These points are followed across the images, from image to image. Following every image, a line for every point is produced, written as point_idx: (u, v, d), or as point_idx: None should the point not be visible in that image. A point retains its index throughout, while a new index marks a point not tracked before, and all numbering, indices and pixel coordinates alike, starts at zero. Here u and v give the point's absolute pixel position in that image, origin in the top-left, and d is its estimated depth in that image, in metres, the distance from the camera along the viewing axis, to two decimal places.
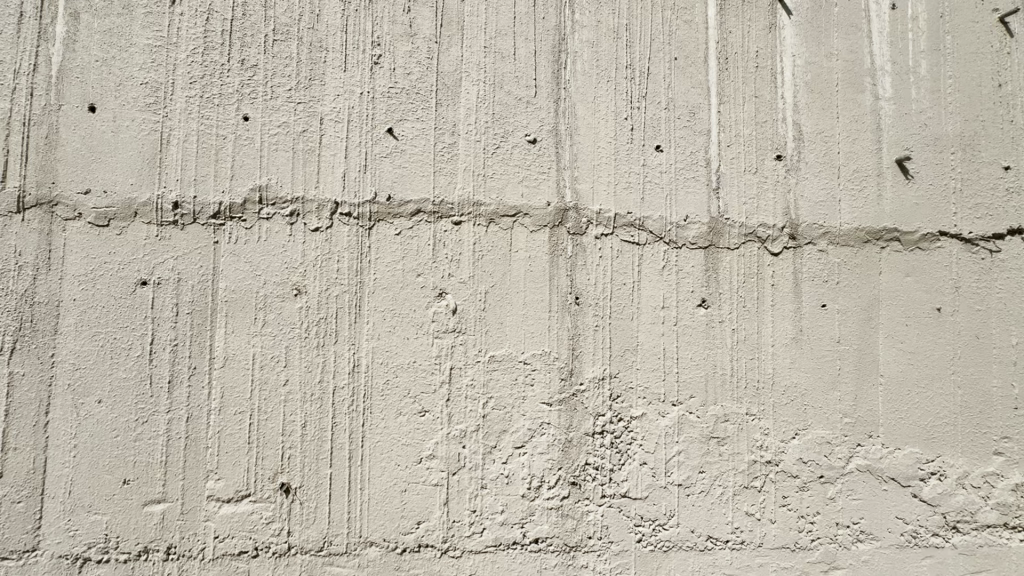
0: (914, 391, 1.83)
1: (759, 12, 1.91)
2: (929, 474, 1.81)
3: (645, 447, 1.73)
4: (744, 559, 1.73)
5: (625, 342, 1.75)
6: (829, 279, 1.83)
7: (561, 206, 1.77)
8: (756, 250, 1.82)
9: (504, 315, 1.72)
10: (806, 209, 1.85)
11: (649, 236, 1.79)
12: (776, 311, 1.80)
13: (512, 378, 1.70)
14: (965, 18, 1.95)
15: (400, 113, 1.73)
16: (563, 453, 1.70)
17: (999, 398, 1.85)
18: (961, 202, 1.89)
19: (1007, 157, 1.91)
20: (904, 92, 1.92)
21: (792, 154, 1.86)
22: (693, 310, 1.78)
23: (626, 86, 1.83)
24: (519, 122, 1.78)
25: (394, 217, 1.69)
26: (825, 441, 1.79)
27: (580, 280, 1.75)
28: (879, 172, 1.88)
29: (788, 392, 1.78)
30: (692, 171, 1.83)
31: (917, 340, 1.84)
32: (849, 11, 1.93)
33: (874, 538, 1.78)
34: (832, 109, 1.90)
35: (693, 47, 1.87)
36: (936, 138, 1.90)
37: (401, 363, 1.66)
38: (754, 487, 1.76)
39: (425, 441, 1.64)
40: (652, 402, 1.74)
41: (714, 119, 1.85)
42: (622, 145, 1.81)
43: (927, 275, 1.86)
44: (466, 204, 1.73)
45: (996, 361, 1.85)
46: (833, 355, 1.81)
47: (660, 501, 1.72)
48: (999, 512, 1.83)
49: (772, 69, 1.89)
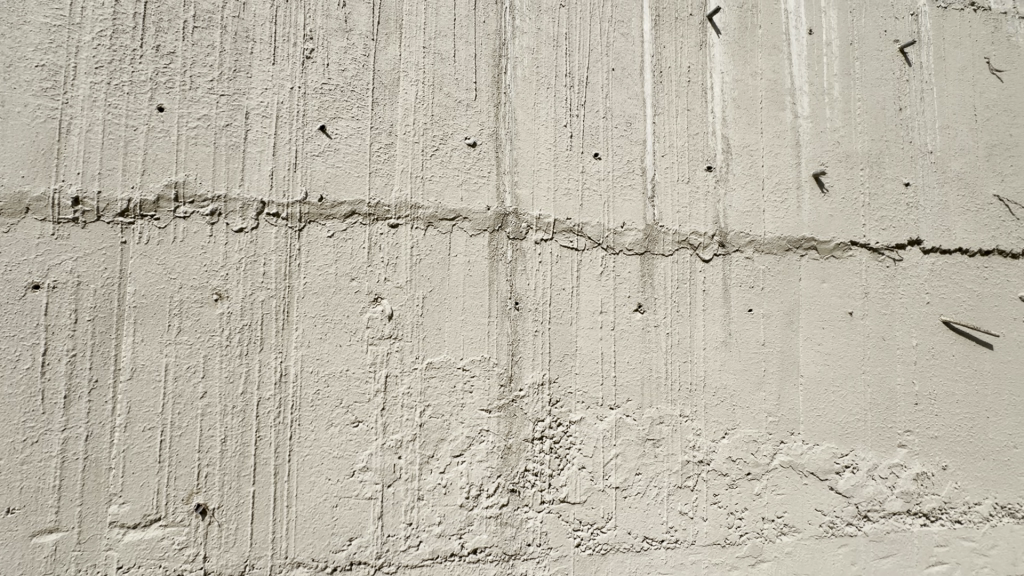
0: (832, 390, 1.93)
1: (691, 29, 1.96)
2: (843, 468, 1.91)
3: (583, 452, 1.74)
4: (677, 558, 1.77)
5: (565, 346, 1.75)
6: (755, 285, 1.91)
7: (500, 211, 1.76)
8: (689, 256, 1.87)
9: (443, 321, 1.69)
10: (734, 218, 1.92)
11: (588, 242, 1.80)
12: (708, 315, 1.85)
13: (450, 385, 1.67)
14: (871, 47, 2.11)
15: (334, 111, 1.67)
16: (502, 460, 1.69)
17: (902, 394, 1.98)
18: (869, 215, 2.03)
19: (907, 175, 2.08)
20: (820, 111, 2.03)
21: (721, 166, 1.93)
22: (630, 314, 1.80)
23: (566, 93, 1.84)
24: (458, 125, 1.76)
25: (327, 219, 1.63)
26: (752, 439, 1.85)
27: (520, 285, 1.74)
28: (798, 185, 1.98)
29: (718, 393, 1.84)
30: (629, 179, 1.86)
31: (832, 342, 1.94)
32: (772, 32, 2.03)
33: (797, 531, 1.86)
34: (757, 125, 1.98)
35: (630, 58, 1.90)
36: (847, 155, 2.03)
37: (333, 372, 1.60)
38: (687, 486, 1.80)
39: (358, 453, 1.59)
40: (591, 407, 1.75)
41: (649, 129, 1.90)
42: (560, 150, 1.81)
43: (842, 282, 1.97)
44: (404, 207, 1.68)
45: (900, 361, 1.99)
46: (760, 357, 1.88)
47: (599, 505, 1.73)
48: (905, 501, 1.95)
49: (703, 84, 1.95)
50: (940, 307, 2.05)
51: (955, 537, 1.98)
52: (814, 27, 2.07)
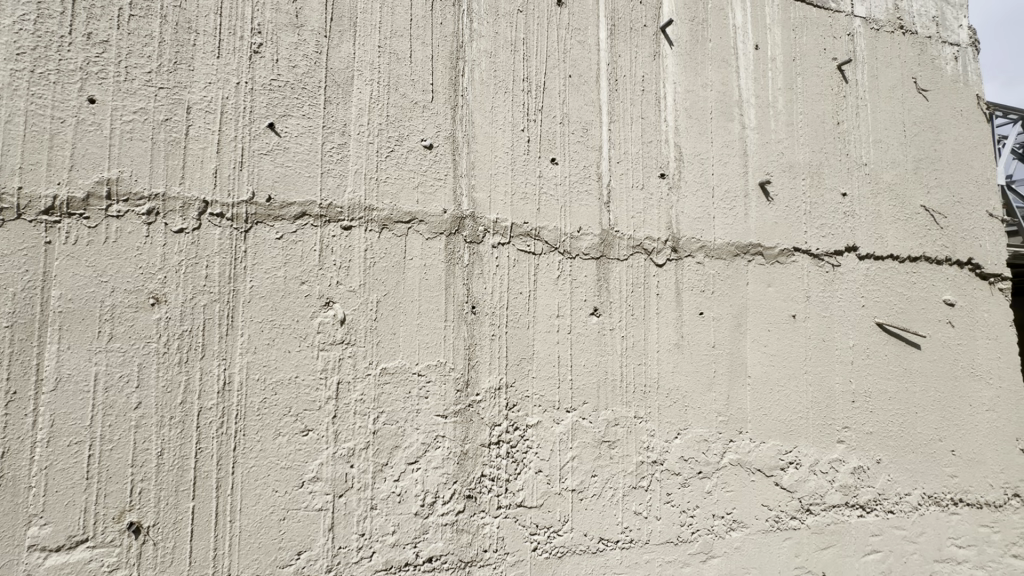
0: (777, 389, 2.01)
1: (645, 40, 2.02)
2: (787, 464, 2.00)
3: (540, 455, 1.74)
4: (632, 558, 1.80)
5: (522, 350, 1.75)
6: (706, 289, 1.97)
7: (457, 214, 1.74)
8: (643, 261, 1.91)
9: (398, 325, 1.65)
10: (686, 224, 1.98)
11: (545, 246, 1.81)
12: (661, 318, 1.90)
13: (405, 391, 1.64)
14: (812, 64, 2.23)
15: (284, 108, 1.61)
16: (458, 466, 1.67)
17: (840, 393, 2.09)
18: (810, 223, 2.14)
19: (844, 185, 2.20)
20: (765, 123, 2.13)
21: (673, 173, 1.99)
22: (586, 318, 1.82)
23: (523, 98, 1.85)
24: (414, 126, 1.73)
25: (275, 220, 1.57)
26: (703, 439, 1.91)
27: (476, 289, 1.73)
28: (745, 193, 2.06)
29: (671, 395, 1.88)
30: (585, 185, 1.88)
31: (777, 343, 2.03)
32: (721, 46, 2.11)
33: (745, 527, 1.93)
34: (708, 134, 2.05)
35: (587, 66, 1.93)
36: (790, 166, 2.14)
37: (281, 380, 1.54)
38: (641, 487, 1.83)
39: (307, 463, 1.54)
40: (548, 410, 1.76)
41: (605, 136, 1.93)
42: (518, 155, 1.82)
43: (786, 286, 2.07)
44: (358, 208, 1.64)
45: (839, 361, 2.10)
46: (710, 359, 1.94)
47: (555, 508, 1.74)
48: (843, 494, 2.06)
49: (656, 94, 2.00)
50: (874, 310, 2.18)
51: (888, 526, 2.11)
52: (760, 43, 2.17)
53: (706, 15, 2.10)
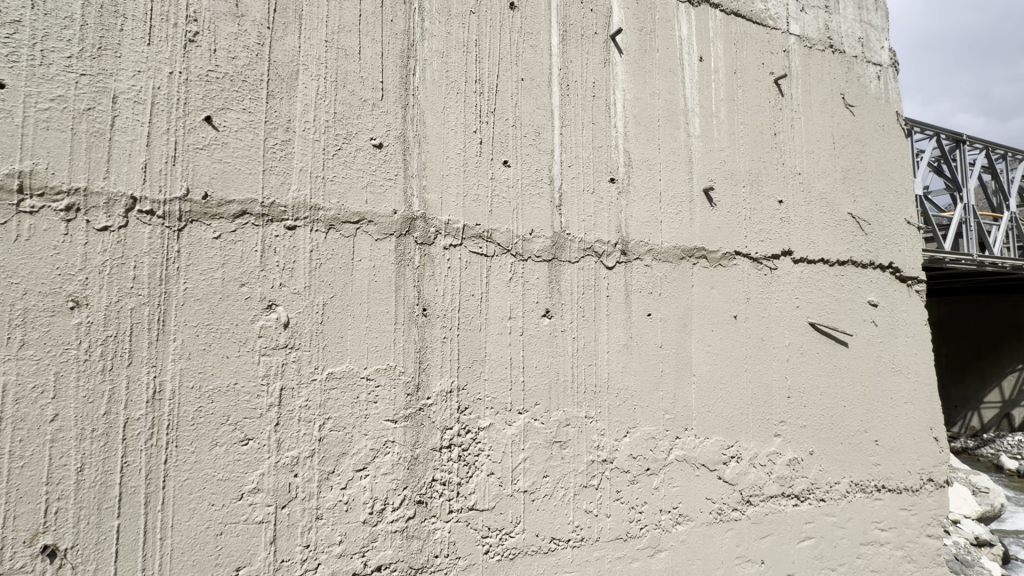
0: (720, 387, 2.10)
1: (595, 47, 2.06)
2: (729, 458, 2.09)
3: (492, 457, 1.74)
4: (583, 555, 1.83)
5: (474, 353, 1.74)
6: (654, 291, 2.03)
7: (408, 215, 1.71)
8: (594, 263, 1.94)
9: (345, 329, 1.61)
10: (635, 228, 2.03)
11: (497, 248, 1.81)
12: (610, 319, 1.94)
13: (352, 396, 1.59)
14: (752, 77, 2.34)
15: (222, 101, 1.53)
16: (409, 471, 1.64)
17: (777, 389, 2.20)
18: (750, 228, 2.25)
19: (780, 193, 2.33)
20: (709, 132, 2.22)
21: (622, 178, 2.04)
22: (538, 319, 1.83)
23: (476, 100, 1.84)
24: (363, 124, 1.69)
25: (212, 218, 1.49)
26: (651, 437, 1.96)
27: (428, 291, 1.71)
28: (690, 199, 2.15)
29: (620, 394, 1.93)
30: (537, 188, 1.90)
31: (720, 343, 2.12)
32: (668, 56, 2.18)
33: (690, 520, 2.00)
34: (655, 141, 2.11)
35: (539, 70, 1.95)
36: (732, 173, 2.24)
37: (218, 387, 1.46)
38: (592, 485, 1.86)
39: (247, 474, 1.47)
40: (499, 412, 1.76)
41: (557, 140, 1.96)
42: (470, 156, 1.81)
43: (728, 288, 2.17)
44: (303, 208, 1.59)
45: (776, 359, 2.21)
46: (657, 358, 2.00)
47: (507, 510, 1.74)
48: (780, 485, 2.17)
49: (606, 100, 2.05)
50: (807, 310, 2.32)
51: (819, 513, 2.24)
52: (704, 55, 2.26)
53: (654, 26, 2.17)
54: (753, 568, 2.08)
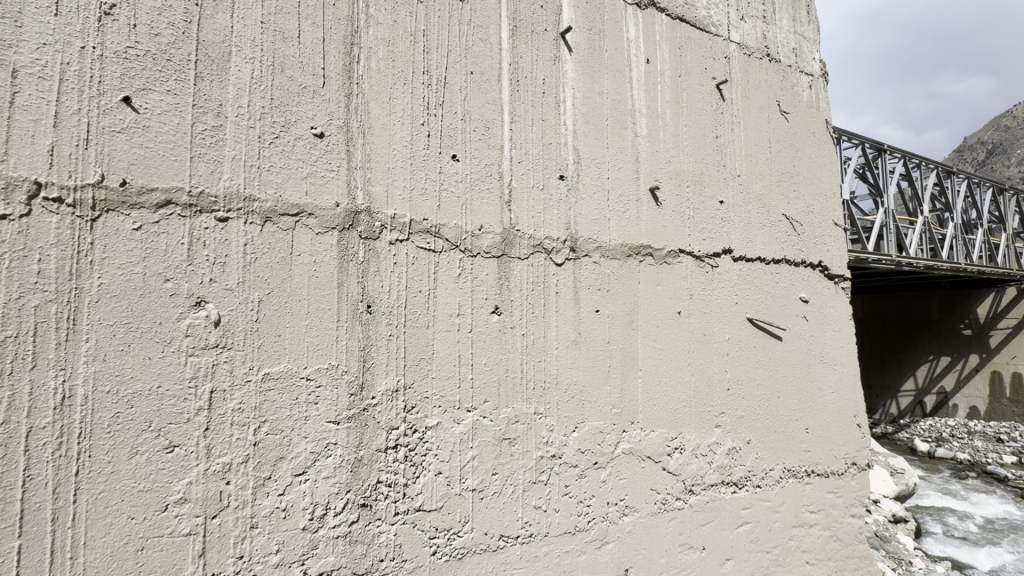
0: (664, 381, 2.16)
1: (545, 43, 2.06)
2: (673, 450, 2.16)
3: (440, 457, 1.71)
4: (532, 551, 1.83)
5: (421, 350, 1.70)
6: (602, 287, 2.06)
7: (351, 208, 1.65)
8: (543, 260, 1.95)
9: (283, 327, 1.53)
10: (583, 226, 2.05)
11: (445, 243, 1.78)
12: (559, 316, 1.95)
13: (291, 398, 1.52)
14: (695, 81, 2.42)
15: (143, 81, 1.41)
16: (352, 474, 1.58)
17: (718, 382, 2.30)
18: (693, 227, 2.33)
19: (721, 194, 2.43)
20: (655, 133, 2.28)
21: (572, 175, 2.05)
22: (487, 316, 1.82)
23: (423, 91, 1.80)
24: (302, 112, 1.61)
25: (132, 208, 1.38)
26: (598, 431, 1.99)
27: (372, 287, 1.65)
28: (637, 198, 2.19)
29: (569, 390, 1.95)
30: (486, 183, 1.88)
31: (665, 338, 2.18)
32: (616, 56, 2.22)
33: (636, 511, 2.05)
34: (604, 140, 2.14)
35: (489, 64, 1.93)
36: (677, 172, 2.31)
37: (138, 391, 1.35)
38: (541, 481, 1.87)
39: (173, 483, 1.37)
40: (447, 410, 1.73)
41: (507, 136, 1.94)
42: (418, 149, 1.77)
43: (672, 285, 2.23)
44: (235, 198, 1.49)
45: (717, 353, 2.31)
46: (605, 354, 2.04)
47: (455, 509, 1.72)
48: (720, 474, 2.27)
49: (556, 97, 2.06)
50: (746, 306, 2.43)
51: (755, 499, 2.36)
52: (651, 57, 2.32)
53: (603, 26, 2.20)
54: (695, 554, 2.16)
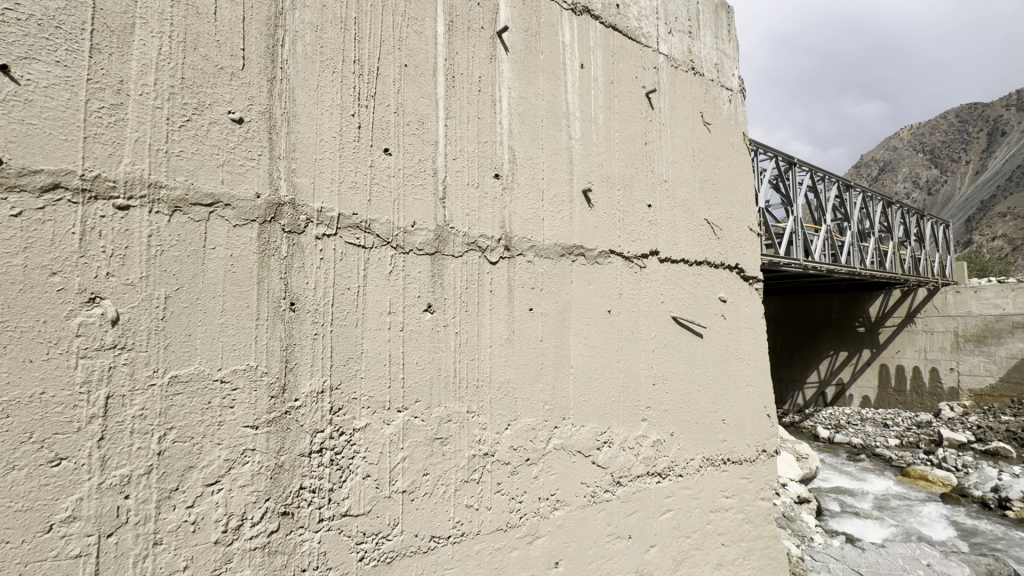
0: (594, 377, 2.23)
1: (481, 41, 2.05)
2: (602, 444, 2.23)
3: (368, 459, 1.65)
4: (464, 550, 1.82)
5: (349, 349, 1.64)
6: (535, 286, 2.09)
7: (273, 200, 1.56)
8: (477, 258, 1.94)
9: (194, 325, 1.42)
10: (518, 225, 2.07)
11: (376, 239, 1.72)
12: (493, 314, 1.96)
13: (203, 402, 1.41)
14: (626, 88, 2.52)
15: (25, 49, 1.25)
16: (272, 481, 1.49)
17: (644, 377, 2.40)
18: (623, 229, 2.42)
19: (649, 198, 2.55)
20: (588, 136, 2.34)
21: (507, 174, 2.06)
22: (419, 314, 1.79)
23: (354, 81, 1.73)
24: (218, 95, 1.50)
25: (10, 192, 1.22)
26: (530, 428, 2.02)
27: (296, 284, 1.57)
28: (570, 199, 2.24)
29: (502, 388, 1.96)
30: (419, 179, 1.84)
31: (595, 336, 2.25)
32: (552, 59, 2.25)
33: (567, 504, 2.10)
34: (539, 141, 2.17)
35: (423, 58, 1.90)
36: (608, 175, 2.39)
37: (16, 399, 1.20)
38: (473, 479, 1.87)
39: (60, 500, 1.22)
40: (376, 411, 1.68)
41: (441, 132, 1.92)
42: (347, 141, 1.70)
43: (603, 284, 2.31)
44: (138, 184, 1.36)
45: (644, 350, 2.41)
46: (538, 352, 2.07)
47: (384, 512, 1.67)
48: (645, 465, 2.38)
49: (492, 96, 2.06)
50: (671, 306, 2.56)
51: (677, 488, 2.50)
52: (585, 62, 2.38)
53: (538, 28, 2.23)
54: (621, 543, 2.25)
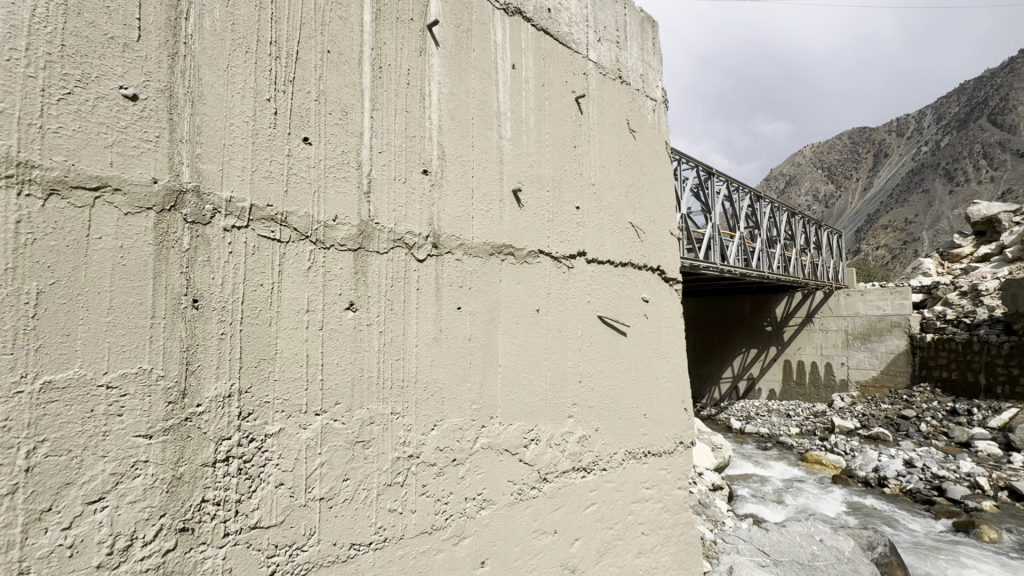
0: (523, 376, 2.25)
1: (411, 33, 2.00)
2: (529, 442, 2.26)
3: (282, 466, 1.55)
4: (386, 556, 1.76)
5: (261, 350, 1.54)
6: (464, 284, 2.07)
7: (174, 187, 1.43)
8: (404, 255, 1.89)
9: (73, 324, 1.26)
10: (446, 222, 2.04)
11: (293, 233, 1.63)
12: (420, 313, 1.92)
13: (84, 410, 1.26)
14: (557, 91, 2.56)
15: None
16: (168, 495, 1.36)
17: (571, 375, 2.46)
18: (552, 229, 2.46)
19: (577, 200, 2.61)
20: (518, 136, 2.36)
21: (435, 171, 2.03)
22: (340, 312, 1.71)
23: (270, 64, 1.63)
24: (108, 67, 1.35)
25: None
26: (457, 428, 2.00)
27: (200, 279, 1.44)
28: (500, 198, 2.25)
29: (428, 388, 1.92)
30: (342, 171, 1.76)
31: (523, 335, 2.27)
32: (483, 57, 2.25)
33: (493, 503, 2.10)
34: (469, 139, 2.16)
35: (348, 46, 1.82)
36: (538, 176, 2.42)
37: None
38: (396, 483, 1.81)
39: None
40: (292, 415, 1.58)
41: (366, 123, 1.85)
42: (261, 127, 1.59)
43: (532, 284, 2.33)
44: (4, 163, 1.19)
45: (571, 347, 2.47)
46: (466, 351, 2.05)
47: (299, 522, 1.58)
48: (571, 460, 2.43)
49: (421, 90, 2.02)
50: (597, 305, 2.64)
51: (601, 481, 2.58)
52: (517, 63, 2.39)
53: (470, 25, 2.21)
54: (547, 538, 2.28)
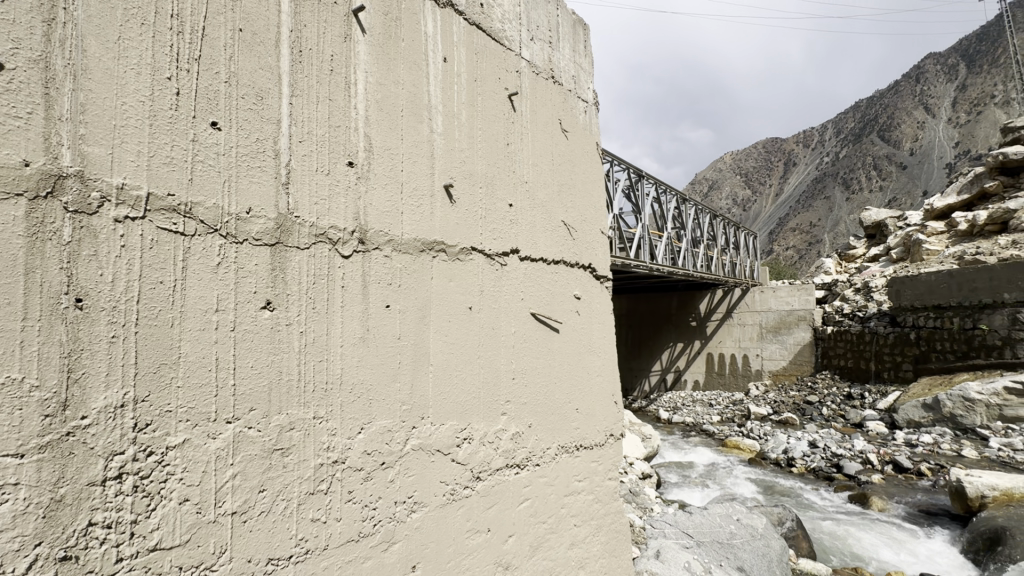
0: (455, 374, 2.22)
1: (334, 17, 1.90)
2: (462, 441, 2.23)
3: (187, 480, 1.42)
4: (309, 568, 1.67)
5: (161, 354, 1.40)
6: (393, 282, 2.00)
7: (52, 172, 1.26)
8: (327, 251, 1.80)
9: None
10: (374, 217, 1.96)
11: (199, 226, 1.49)
12: (345, 312, 1.83)
13: None
14: (490, 87, 2.55)
15: None
16: (45, 521, 1.20)
17: (504, 372, 2.45)
18: (485, 226, 2.44)
19: (510, 197, 2.61)
20: (450, 131, 2.32)
21: (362, 163, 1.94)
22: (255, 312, 1.59)
23: (172, 40, 1.48)
24: None
25: None
26: (386, 430, 1.93)
27: (85, 276, 1.29)
28: (431, 194, 2.20)
29: (355, 390, 1.83)
30: (257, 160, 1.64)
31: (456, 332, 2.23)
32: (414, 48, 2.18)
33: (425, 505, 2.05)
34: (398, 131, 2.08)
35: (263, 26, 1.70)
36: (470, 172, 2.39)
37: None
38: (320, 490, 1.72)
39: None
40: (198, 424, 1.45)
41: (285, 110, 1.73)
42: (161, 108, 1.44)
43: (464, 281, 2.30)
44: None
45: (505, 345, 2.47)
46: (395, 350, 1.98)
47: (208, 540, 1.45)
48: (504, 457, 2.43)
49: (346, 78, 1.92)
50: (530, 302, 2.66)
51: (534, 477, 2.61)
52: (449, 56, 2.35)
53: (400, 14, 2.13)
54: (480, 537, 2.26)
